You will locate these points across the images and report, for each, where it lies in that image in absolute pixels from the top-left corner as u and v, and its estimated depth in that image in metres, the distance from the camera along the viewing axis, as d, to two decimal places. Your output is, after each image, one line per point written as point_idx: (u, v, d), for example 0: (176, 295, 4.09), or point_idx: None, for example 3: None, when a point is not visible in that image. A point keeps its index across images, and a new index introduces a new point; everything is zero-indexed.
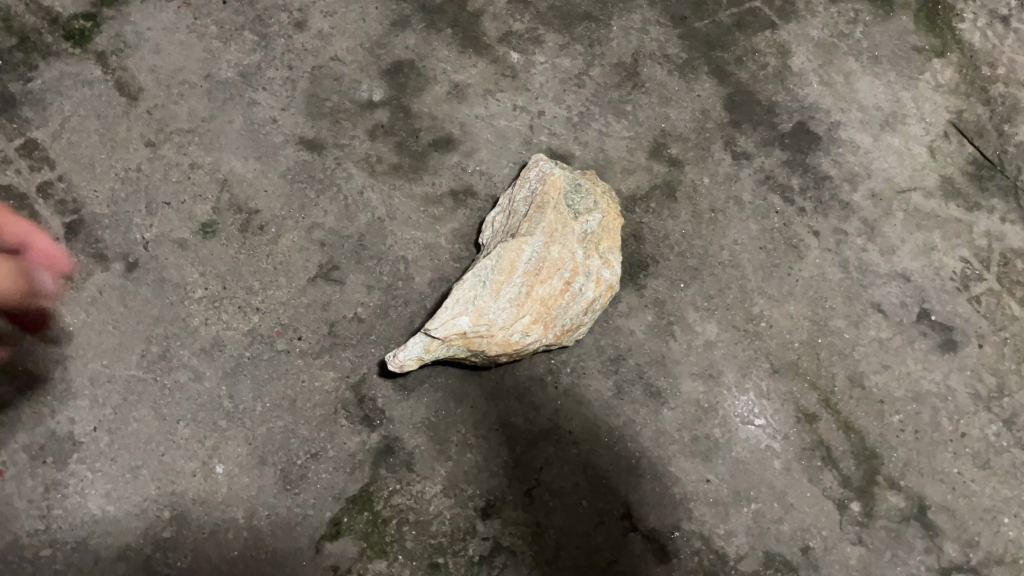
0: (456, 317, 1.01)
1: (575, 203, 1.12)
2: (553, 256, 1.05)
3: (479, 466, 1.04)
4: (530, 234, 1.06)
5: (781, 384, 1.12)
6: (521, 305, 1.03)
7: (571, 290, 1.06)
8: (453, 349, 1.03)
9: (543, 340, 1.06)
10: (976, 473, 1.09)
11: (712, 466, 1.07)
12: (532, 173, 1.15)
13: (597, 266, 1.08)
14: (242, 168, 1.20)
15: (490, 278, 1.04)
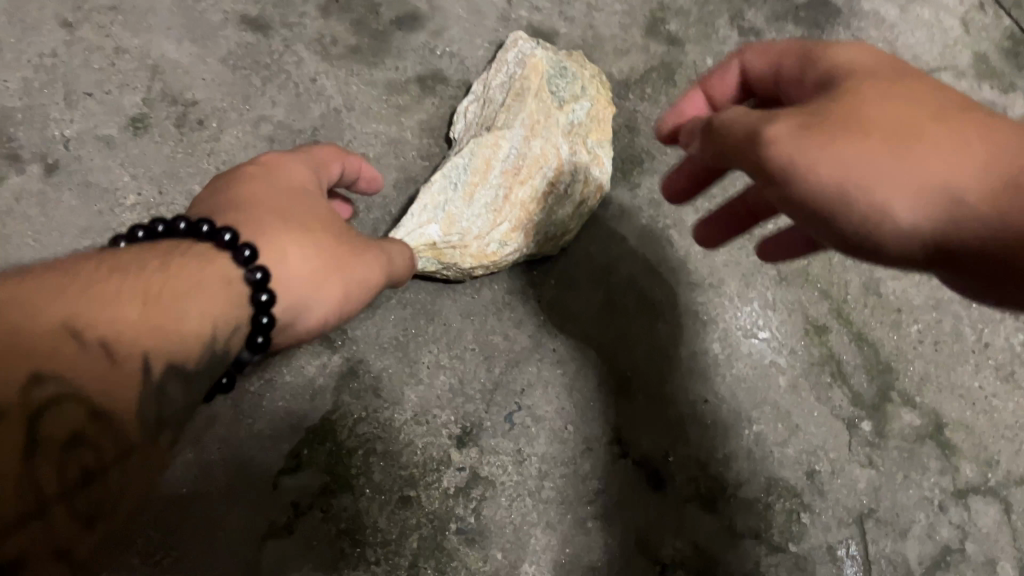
0: (425, 226, 0.91)
1: (561, 88, 0.98)
2: (535, 153, 0.95)
3: (454, 390, 0.94)
4: (507, 127, 0.94)
5: (788, 294, 1.02)
6: (498, 210, 0.93)
7: (555, 193, 0.95)
8: (424, 265, 0.92)
9: (526, 250, 0.95)
10: (999, 386, 1.00)
11: (709, 383, 0.97)
12: (510, 54, 0.99)
13: (585, 164, 0.97)
14: (175, 51, 1.04)
15: (462, 180, 0.93)
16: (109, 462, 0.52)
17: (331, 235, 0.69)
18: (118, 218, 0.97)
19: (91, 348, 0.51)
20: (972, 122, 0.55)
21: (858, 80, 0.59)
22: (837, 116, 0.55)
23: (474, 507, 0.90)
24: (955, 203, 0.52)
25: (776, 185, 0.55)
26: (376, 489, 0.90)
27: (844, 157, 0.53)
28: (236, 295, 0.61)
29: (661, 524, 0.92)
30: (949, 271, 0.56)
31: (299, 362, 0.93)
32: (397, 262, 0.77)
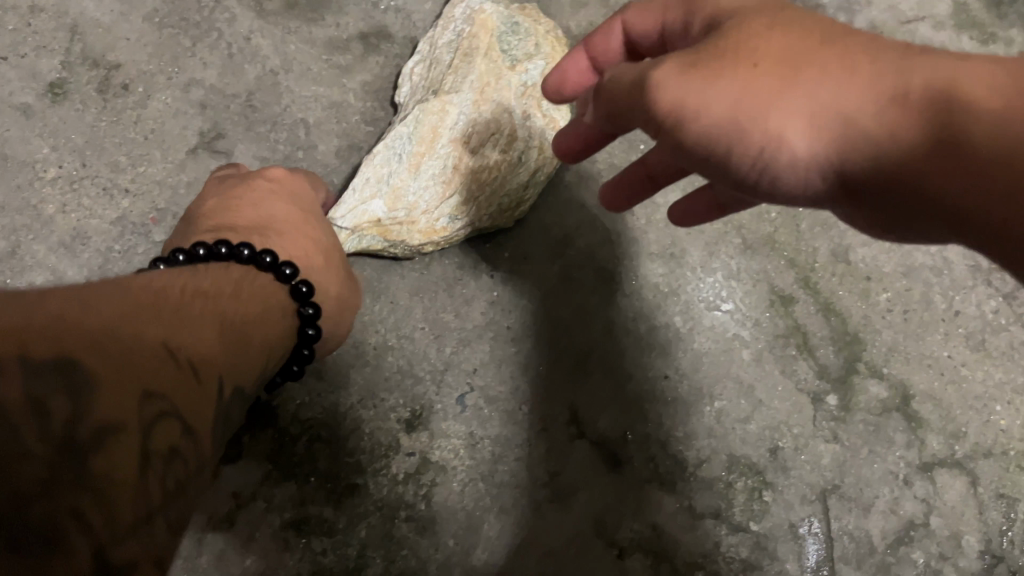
0: (368, 201, 0.86)
1: (512, 47, 0.91)
2: (484, 118, 0.88)
3: (403, 371, 0.90)
4: (454, 91, 0.88)
5: (753, 263, 0.97)
6: (446, 183, 0.87)
7: (508, 160, 0.88)
8: (370, 242, 0.88)
9: (477, 224, 0.89)
10: (968, 355, 0.96)
11: (669, 359, 0.94)
12: (458, 10, 0.93)
13: (540, 127, 0.90)
14: (96, 8, 0.96)
15: (407, 150, 0.87)
16: (193, 481, 0.47)
17: (340, 266, 0.78)
18: (38, 195, 0.90)
19: (184, 369, 0.51)
20: (861, 45, 0.51)
21: (744, 15, 0.55)
22: (722, 51, 0.52)
23: (426, 493, 0.87)
24: (850, 128, 0.48)
25: (668, 132, 0.53)
26: (324, 477, 0.87)
27: (729, 94, 0.50)
28: (287, 323, 0.69)
29: (618, 506, 0.89)
30: (854, 204, 0.53)
31: None
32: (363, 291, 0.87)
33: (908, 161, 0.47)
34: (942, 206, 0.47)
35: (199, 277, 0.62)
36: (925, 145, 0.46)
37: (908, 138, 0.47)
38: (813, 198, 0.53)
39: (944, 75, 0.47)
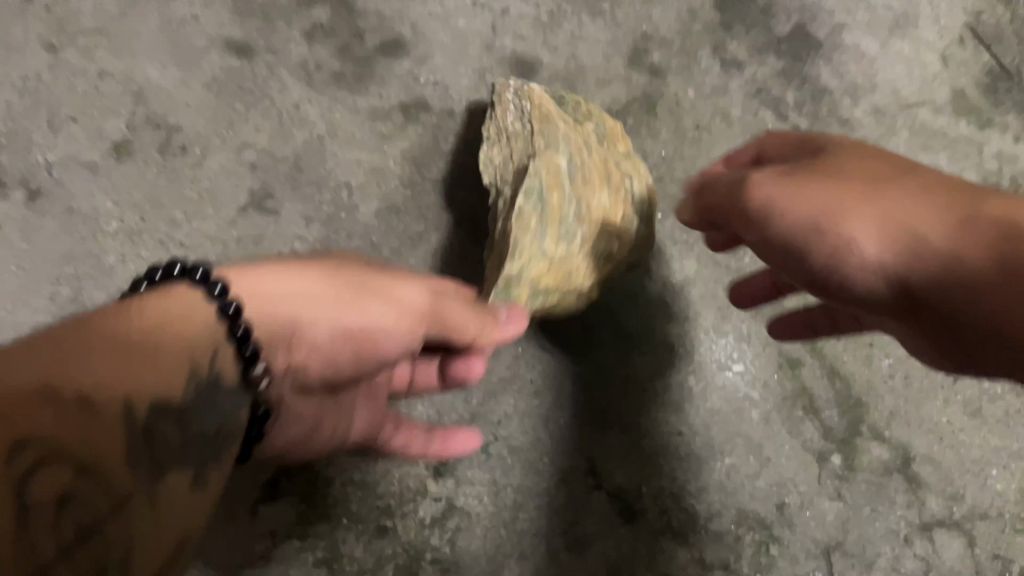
0: (537, 255, 0.85)
1: (573, 109, 0.96)
2: (592, 163, 0.91)
3: (432, 420, 0.96)
4: (552, 145, 0.89)
5: (763, 327, 1.03)
6: (595, 218, 0.89)
7: (623, 195, 0.92)
8: (541, 295, 0.87)
9: (634, 256, 0.93)
10: (966, 421, 1.02)
11: (683, 416, 0.99)
12: (508, 91, 0.96)
13: (638, 168, 0.96)
14: (160, 75, 1.05)
15: (542, 196, 0.85)
16: (103, 517, 0.53)
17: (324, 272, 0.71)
18: (100, 246, 0.98)
19: (72, 408, 0.52)
20: (939, 186, 0.63)
21: (843, 155, 0.68)
22: (818, 174, 0.65)
23: (451, 538, 0.92)
24: (917, 245, 0.59)
25: (758, 229, 0.65)
26: (356, 519, 0.92)
27: (812, 201, 0.63)
28: (215, 344, 0.61)
29: (632, 556, 0.94)
30: (916, 318, 0.63)
31: None
32: (475, 321, 0.78)
33: (967, 277, 0.57)
34: (997, 323, 0.56)
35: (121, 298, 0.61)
36: (986, 266, 0.57)
37: (972, 260, 0.57)
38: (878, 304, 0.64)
39: (1007, 215, 0.58)
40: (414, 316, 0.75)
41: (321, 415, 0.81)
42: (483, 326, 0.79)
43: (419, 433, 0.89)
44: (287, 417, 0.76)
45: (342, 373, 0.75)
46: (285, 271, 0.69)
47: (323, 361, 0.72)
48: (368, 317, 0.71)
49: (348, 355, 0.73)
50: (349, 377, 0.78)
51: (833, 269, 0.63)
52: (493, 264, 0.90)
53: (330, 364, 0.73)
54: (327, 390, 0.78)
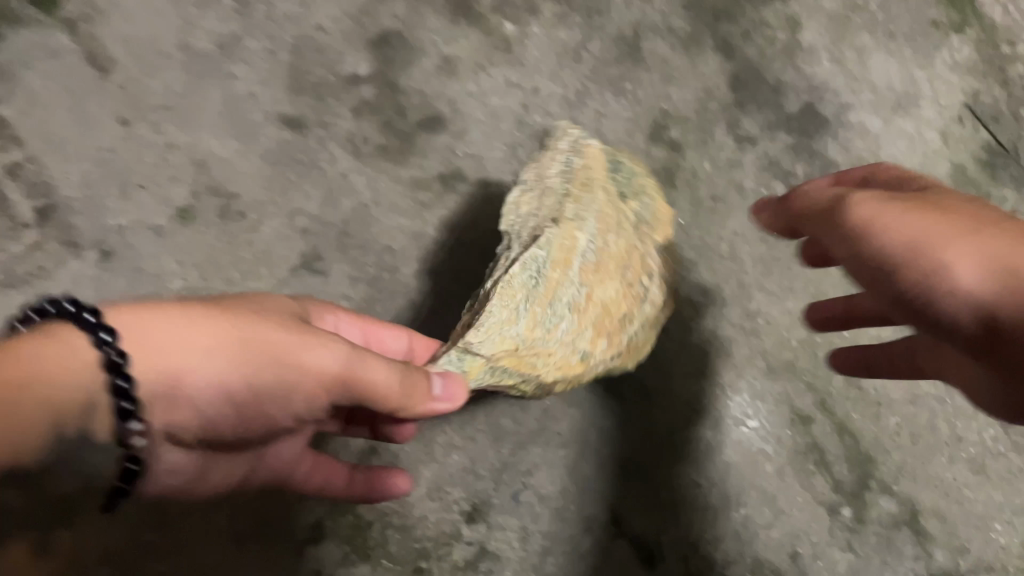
0: (507, 327, 0.88)
1: (627, 187, 0.99)
2: (612, 251, 0.94)
3: (466, 469, 1.03)
4: (578, 220, 0.93)
5: (777, 385, 1.10)
6: (581, 311, 0.92)
7: (632, 294, 0.96)
8: (501, 372, 0.89)
9: (608, 359, 0.95)
10: (970, 477, 1.07)
11: (701, 469, 1.05)
12: (563, 142, 1.01)
13: (658, 267, 0.98)
14: (221, 147, 1.15)
15: (541, 271, 0.90)
16: None
17: (230, 326, 0.73)
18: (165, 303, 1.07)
19: None
20: None
21: (947, 195, 0.69)
22: (923, 204, 0.66)
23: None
24: (1017, 279, 0.59)
25: (853, 247, 0.66)
26: (394, 561, 0.99)
27: (909, 228, 0.63)
28: (89, 398, 0.67)
29: None
30: (1006, 358, 0.62)
31: (325, 439, 1.02)
32: (393, 391, 0.78)
33: None
34: None
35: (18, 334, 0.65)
36: None
37: None
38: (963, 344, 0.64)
39: None
40: (314, 380, 0.76)
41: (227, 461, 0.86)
42: (404, 395, 0.78)
43: (340, 470, 0.94)
44: (157, 465, 0.78)
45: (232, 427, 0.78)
46: (188, 325, 0.71)
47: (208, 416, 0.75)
48: (259, 380, 0.74)
49: (235, 413, 0.76)
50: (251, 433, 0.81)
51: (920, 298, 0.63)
52: (473, 312, 0.93)
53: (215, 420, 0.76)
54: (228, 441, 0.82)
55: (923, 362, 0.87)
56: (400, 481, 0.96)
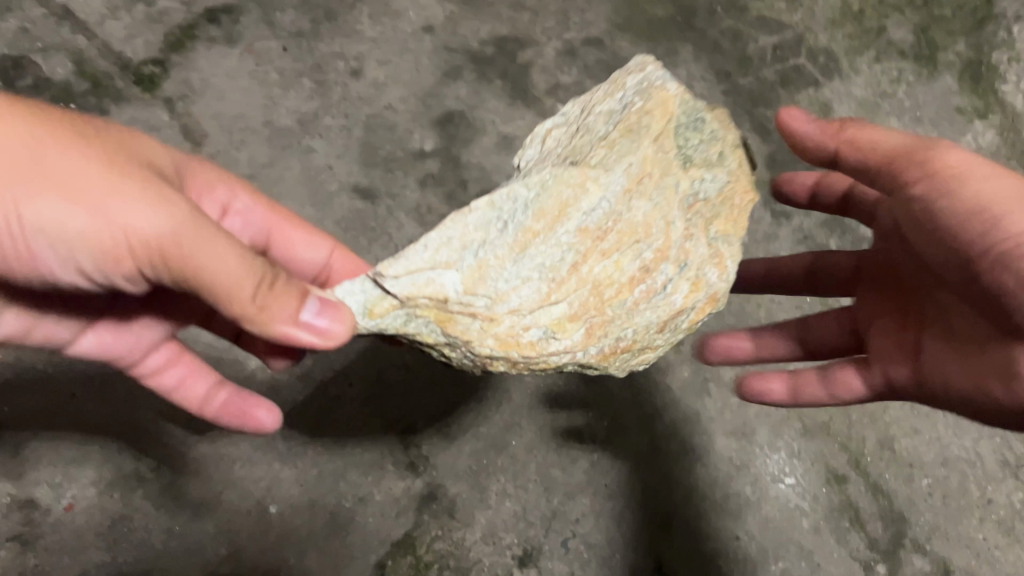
0: (438, 271, 0.62)
1: (692, 150, 0.66)
2: (634, 219, 0.64)
3: (518, 515, 1.10)
4: (604, 168, 0.64)
5: (813, 444, 1.15)
6: (557, 283, 0.64)
7: (641, 282, 0.65)
8: (413, 325, 0.63)
9: (580, 355, 0.66)
10: (1000, 538, 1.11)
11: (741, 522, 1.11)
12: (631, 78, 0.69)
13: (699, 263, 0.66)
14: (298, 214, 1.26)
15: (518, 217, 0.63)
16: None
17: (46, 144, 0.61)
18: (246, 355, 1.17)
19: None
20: None
21: None
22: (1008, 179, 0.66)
23: None
24: None
25: (933, 188, 0.65)
26: None
27: (1000, 188, 0.62)
28: None
29: None
30: None
31: (388, 483, 1.11)
32: (235, 288, 0.58)
33: None
34: None
35: None
36: None
37: None
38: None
39: None
40: (104, 240, 0.60)
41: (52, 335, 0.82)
42: (252, 303, 0.59)
43: (199, 387, 0.89)
44: None
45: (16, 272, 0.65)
46: None
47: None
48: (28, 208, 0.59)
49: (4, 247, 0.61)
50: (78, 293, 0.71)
51: (1000, 249, 0.60)
52: None
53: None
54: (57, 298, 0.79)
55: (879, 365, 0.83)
56: (264, 417, 0.89)
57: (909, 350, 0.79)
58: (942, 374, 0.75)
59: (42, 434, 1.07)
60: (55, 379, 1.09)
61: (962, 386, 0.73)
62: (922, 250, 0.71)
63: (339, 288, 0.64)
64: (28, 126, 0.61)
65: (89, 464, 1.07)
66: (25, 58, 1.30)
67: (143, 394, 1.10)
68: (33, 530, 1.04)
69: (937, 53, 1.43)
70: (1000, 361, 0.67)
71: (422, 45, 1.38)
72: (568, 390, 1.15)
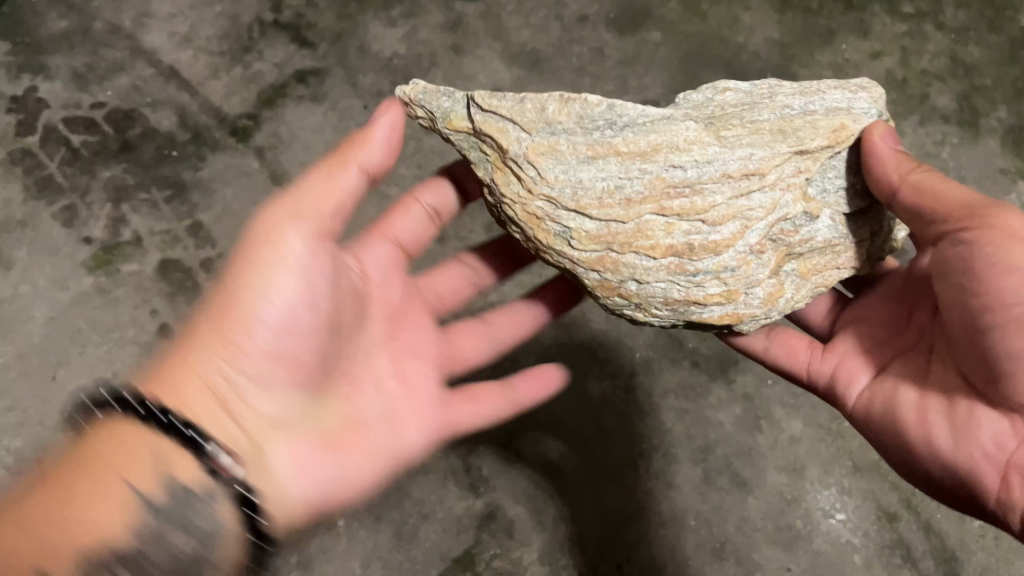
0: (520, 131, 0.75)
1: (829, 187, 0.78)
2: (708, 197, 0.73)
3: (573, 539, 1.15)
4: (722, 150, 0.73)
5: (865, 481, 1.18)
6: (603, 203, 0.73)
7: (678, 254, 0.73)
8: (478, 165, 0.79)
9: (581, 271, 0.75)
10: None
11: (792, 554, 1.14)
12: (834, 92, 0.80)
13: (738, 278, 0.74)
14: None
15: (616, 136, 0.74)
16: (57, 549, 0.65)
17: (214, 301, 0.76)
18: None
19: (122, 492, 0.68)
20: None
21: None
22: None
23: None
24: None
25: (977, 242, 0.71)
26: None
27: None
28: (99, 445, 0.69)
29: None
30: None
31: (450, 502, 1.16)
32: (340, 176, 0.79)
33: None
34: None
35: (152, 379, 0.75)
36: None
37: None
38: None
39: None
40: (290, 259, 0.75)
41: (389, 453, 0.80)
42: (349, 157, 0.80)
43: (497, 387, 0.90)
44: (303, 453, 0.76)
45: (305, 364, 0.77)
46: (179, 351, 0.75)
47: (275, 377, 0.76)
48: (263, 317, 0.74)
49: (276, 369, 0.75)
50: (343, 351, 0.81)
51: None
52: None
53: (280, 381, 0.76)
54: (348, 422, 0.79)
55: (834, 350, 0.91)
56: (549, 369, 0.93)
57: (868, 367, 0.87)
58: (894, 400, 0.82)
59: None
60: None
61: (905, 417, 0.80)
62: (941, 290, 0.77)
63: (444, 92, 0.80)
64: (184, 334, 0.76)
65: None
66: (135, 110, 1.44)
67: None
68: None
69: (980, 118, 1.51)
70: (963, 409, 0.75)
71: None
72: (625, 422, 1.20)
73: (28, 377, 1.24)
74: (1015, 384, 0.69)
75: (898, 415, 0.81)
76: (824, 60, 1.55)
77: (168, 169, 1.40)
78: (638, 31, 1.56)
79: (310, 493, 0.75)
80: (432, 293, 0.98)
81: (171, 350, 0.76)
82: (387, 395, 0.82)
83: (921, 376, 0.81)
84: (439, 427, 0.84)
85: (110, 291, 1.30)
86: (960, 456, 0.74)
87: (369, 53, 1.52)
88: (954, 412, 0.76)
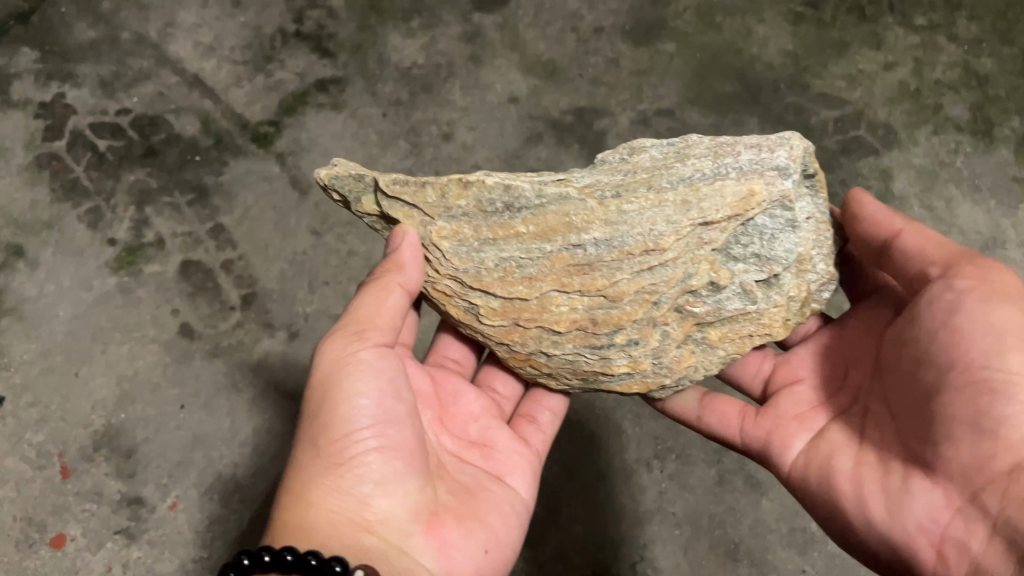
0: (424, 216, 0.79)
1: (740, 254, 0.78)
2: (603, 274, 0.77)
3: (589, 538, 1.15)
4: (617, 227, 0.76)
5: None
6: (506, 283, 0.78)
7: (578, 329, 0.79)
8: None
9: (494, 344, 0.83)
10: None
11: (806, 556, 1.14)
12: (750, 151, 0.78)
13: (643, 351, 0.79)
14: None
15: (513, 217, 0.77)
16: None
17: (311, 446, 0.76)
18: None
19: None
20: None
21: None
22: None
23: None
24: None
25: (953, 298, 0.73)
26: None
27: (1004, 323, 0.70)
28: None
29: None
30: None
31: None
32: (381, 298, 0.79)
33: None
34: None
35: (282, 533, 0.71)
36: None
37: None
38: (964, 458, 0.70)
39: None
40: (371, 376, 0.76)
41: (511, 502, 0.85)
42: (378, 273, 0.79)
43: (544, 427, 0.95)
44: (452, 537, 0.77)
45: (413, 452, 0.77)
46: (294, 503, 0.73)
47: (382, 475, 0.75)
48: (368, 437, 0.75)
49: (397, 470, 0.76)
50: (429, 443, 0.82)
51: (991, 376, 0.69)
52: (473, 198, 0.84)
53: (389, 476, 0.75)
54: (464, 492, 0.82)
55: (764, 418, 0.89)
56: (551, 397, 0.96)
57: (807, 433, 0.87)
58: (828, 471, 0.81)
59: (153, 439, 1.22)
60: (165, 393, 1.25)
61: (841, 488, 0.80)
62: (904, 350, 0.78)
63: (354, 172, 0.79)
64: (290, 490, 0.74)
65: (193, 468, 1.20)
66: (159, 116, 1.48)
67: (238, 407, 1.24)
68: (138, 524, 1.17)
69: (994, 128, 1.52)
70: (898, 475, 0.76)
71: (508, 114, 1.51)
72: (637, 425, 1.21)
73: (51, 374, 1.26)
74: (953, 449, 0.71)
75: (834, 484, 0.80)
76: (837, 71, 1.57)
77: (190, 174, 1.43)
78: (653, 42, 1.58)
79: (462, 567, 0.76)
80: (447, 362, 0.97)
81: (282, 499, 0.75)
82: (490, 476, 0.86)
83: (855, 443, 0.81)
84: (534, 465, 0.91)
85: (131, 291, 1.33)
86: (894, 527, 0.75)
87: (389, 63, 1.55)
88: (887, 481, 0.76)
